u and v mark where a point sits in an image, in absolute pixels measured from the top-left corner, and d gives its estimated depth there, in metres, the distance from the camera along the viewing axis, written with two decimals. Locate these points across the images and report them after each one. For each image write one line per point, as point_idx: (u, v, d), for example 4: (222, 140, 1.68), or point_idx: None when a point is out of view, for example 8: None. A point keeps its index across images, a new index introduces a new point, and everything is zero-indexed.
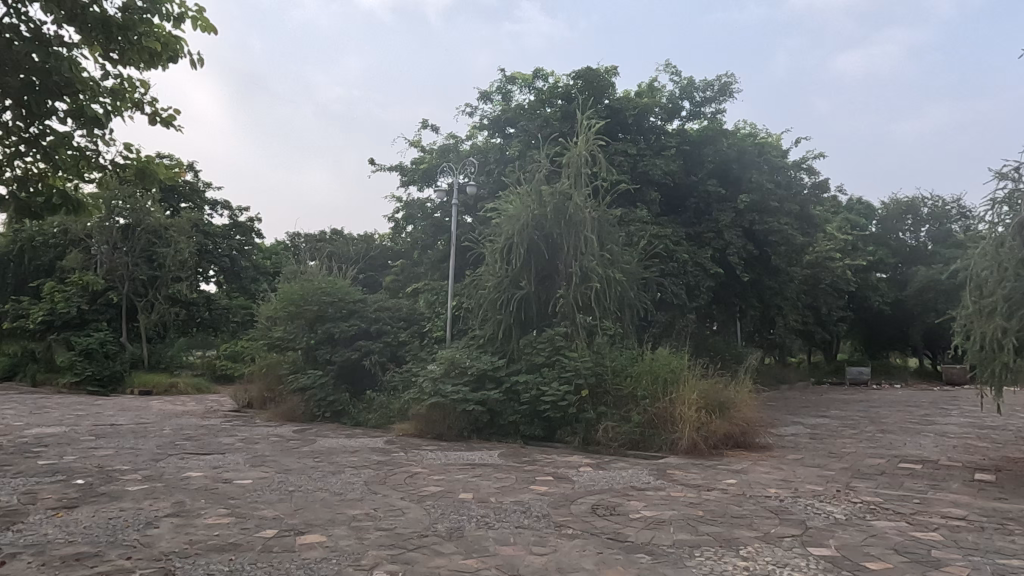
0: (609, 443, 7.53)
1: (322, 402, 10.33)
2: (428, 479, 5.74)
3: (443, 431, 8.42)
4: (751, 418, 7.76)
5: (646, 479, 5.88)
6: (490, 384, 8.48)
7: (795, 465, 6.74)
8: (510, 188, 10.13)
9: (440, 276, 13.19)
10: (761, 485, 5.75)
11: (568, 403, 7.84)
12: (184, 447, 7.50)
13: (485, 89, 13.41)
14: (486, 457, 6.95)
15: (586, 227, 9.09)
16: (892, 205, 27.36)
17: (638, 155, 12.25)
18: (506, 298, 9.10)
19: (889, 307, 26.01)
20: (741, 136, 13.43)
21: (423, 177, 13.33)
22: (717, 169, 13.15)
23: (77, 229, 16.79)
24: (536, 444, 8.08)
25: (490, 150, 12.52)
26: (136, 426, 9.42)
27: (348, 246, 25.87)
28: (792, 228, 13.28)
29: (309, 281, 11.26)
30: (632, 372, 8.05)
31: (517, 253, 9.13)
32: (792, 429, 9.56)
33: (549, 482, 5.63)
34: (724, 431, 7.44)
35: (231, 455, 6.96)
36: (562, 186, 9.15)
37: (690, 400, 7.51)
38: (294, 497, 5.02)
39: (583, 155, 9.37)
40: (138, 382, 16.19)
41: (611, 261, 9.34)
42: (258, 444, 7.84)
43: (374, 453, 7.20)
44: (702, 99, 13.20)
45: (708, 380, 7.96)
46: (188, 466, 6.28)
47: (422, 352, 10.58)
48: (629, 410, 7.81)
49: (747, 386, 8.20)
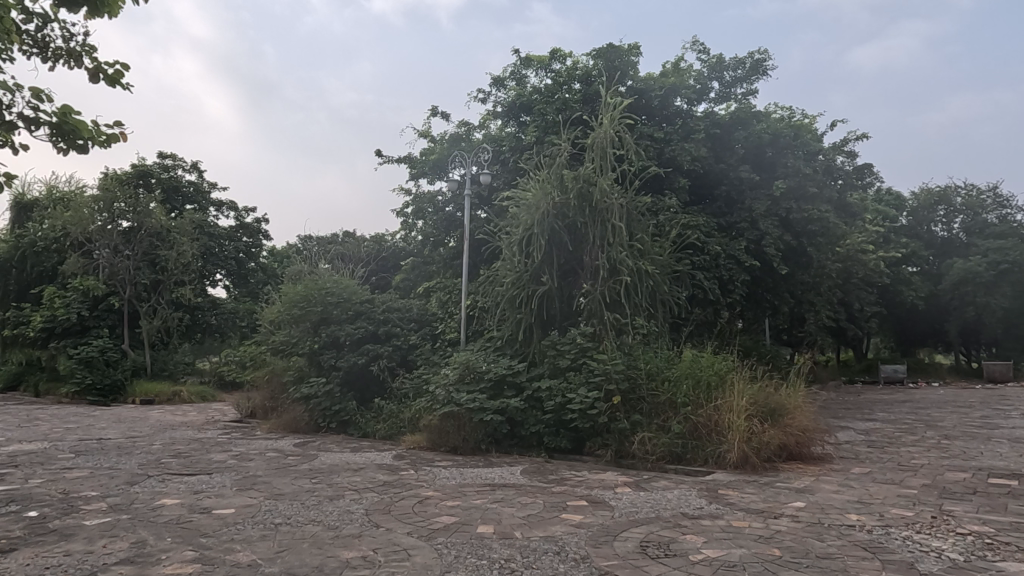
0: (645, 458, 6.64)
1: (327, 411, 9.52)
2: (441, 505, 4.86)
3: (459, 445, 7.53)
4: (808, 426, 6.82)
5: (698, 503, 4.97)
6: (509, 390, 7.62)
7: (865, 482, 5.79)
8: (528, 175, 9.26)
9: (453, 275, 12.37)
10: (837, 510, 4.82)
11: (597, 411, 6.96)
12: (168, 466, 6.69)
13: (498, 75, 12.59)
14: (507, 475, 6.08)
15: (613, 215, 8.22)
16: (923, 195, 26.32)
17: (666, 139, 11.41)
18: (525, 296, 8.24)
19: (923, 302, 24.82)
20: (775, 119, 12.52)
21: (434, 169, 12.49)
22: (750, 155, 12.23)
23: (77, 233, 15.89)
24: (563, 458, 7.19)
25: (505, 139, 11.69)
26: (125, 441, 8.64)
27: (359, 246, 25.23)
28: (831, 216, 12.31)
29: (312, 282, 10.46)
30: (670, 375, 7.14)
31: (537, 245, 8.25)
32: (846, 436, 8.58)
33: (583, 509, 4.73)
34: (778, 441, 6.52)
35: (218, 476, 6.14)
36: (586, 169, 8.28)
37: (739, 407, 6.59)
38: (279, 535, 4.18)
39: (609, 135, 8.49)
40: (139, 391, 15.44)
41: (641, 252, 8.43)
42: (252, 461, 7.01)
43: (379, 472, 6.34)
44: (733, 78, 12.27)
45: (756, 384, 7.04)
46: (166, 492, 5.45)
47: (434, 356, 9.75)
48: (667, 419, 6.91)
49: (800, 388, 7.25)
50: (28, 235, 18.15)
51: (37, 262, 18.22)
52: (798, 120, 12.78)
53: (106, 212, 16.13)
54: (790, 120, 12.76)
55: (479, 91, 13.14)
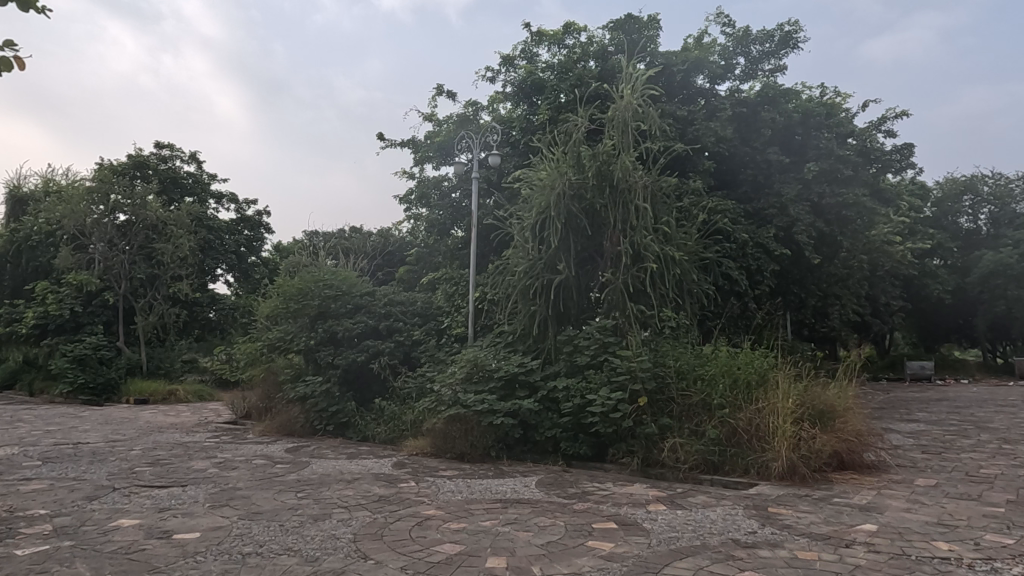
0: (676, 467, 5.88)
1: (324, 413, 8.78)
2: (443, 530, 4.08)
3: (466, 451, 6.74)
4: (862, 430, 6.01)
5: (749, 526, 4.18)
6: (521, 391, 6.87)
7: (938, 498, 4.96)
8: (541, 153, 8.47)
9: (460, 267, 11.65)
10: (920, 535, 4.00)
11: (621, 414, 6.17)
12: (140, 477, 5.95)
13: (508, 53, 11.83)
14: (520, 489, 5.31)
15: (636, 195, 7.42)
16: (948, 185, 25.35)
17: (688, 119, 10.66)
18: (540, 286, 7.48)
19: (949, 296, 23.85)
20: (804, 99, 11.72)
21: (439, 153, 11.75)
22: (778, 136, 11.44)
23: (71, 226, 15.29)
24: (582, 466, 6.42)
25: (515, 120, 10.91)
26: (103, 446, 7.93)
27: (364, 241, 24.56)
28: (867, 201, 11.44)
29: (308, 274, 9.68)
30: (704, 373, 6.33)
31: (553, 229, 7.47)
32: (895, 440, 7.72)
33: (612, 535, 3.96)
34: (831, 449, 5.73)
35: (192, 490, 5.39)
36: (606, 145, 7.50)
37: (784, 409, 5.79)
38: (244, 570, 3.42)
39: (632, 107, 7.67)
40: (133, 390, 14.77)
41: (667, 237, 7.62)
42: (235, 471, 6.26)
43: (375, 484, 5.57)
44: (760, 53, 11.45)
45: (801, 382, 6.24)
46: (126, 510, 4.71)
47: (440, 353, 8.99)
48: (701, 423, 6.12)
49: (851, 386, 6.42)
50: (23, 230, 17.53)
51: (32, 257, 17.59)
52: (829, 99, 11.94)
53: (103, 204, 15.55)
54: (821, 99, 11.92)
55: (487, 69, 12.36)
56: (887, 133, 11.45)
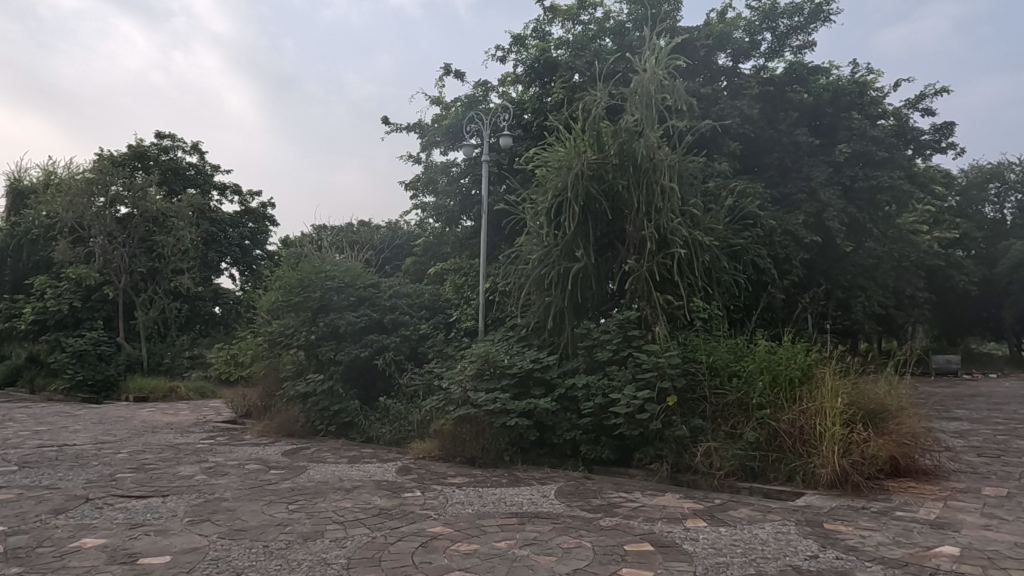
0: (710, 474, 5.31)
1: (325, 413, 8.22)
2: (452, 553, 3.51)
3: (477, 455, 6.14)
4: (918, 431, 5.38)
5: (808, 549, 3.57)
6: (537, 389, 6.29)
7: (1016, 512, 4.34)
8: (557, 133, 7.85)
9: (470, 257, 11.11)
10: (1016, 562, 3.37)
11: (648, 416, 5.57)
12: (119, 485, 5.41)
13: (519, 32, 11.24)
14: (538, 500, 4.73)
15: (662, 175, 6.81)
16: (974, 172, 24.54)
17: (712, 98, 10.05)
18: (556, 275, 6.89)
19: (976, 287, 22.98)
20: (834, 76, 11.04)
21: (447, 137, 11.16)
22: (806, 116, 10.79)
23: (69, 218, 14.81)
24: (604, 472, 5.85)
25: (527, 100, 10.31)
26: (89, 448, 7.41)
27: (372, 234, 24.08)
28: (902, 183, 10.74)
29: (309, 264, 9.12)
30: (740, 370, 5.72)
31: (570, 213, 6.87)
32: (946, 440, 7.07)
33: (649, 561, 3.38)
34: (886, 454, 5.11)
35: (173, 501, 4.84)
36: (628, 122, 6.88)
37: (833, 409, 5.17)
38: None
39: (657, 78, 7.03)
40: (133, 388, 14.29)
41: (694, 221, 7.00)
42: (225, 478, 5.71)
43: (377, 493, 5.00)
44: (788, 27, 10.78)
45: (849, 379, 5.62)
46: (92, 527, 4.16)
47: (448, 348, 8.41)
48: (738, 425, 5.53)
49: (903, 383, 5.78)
50: (23, 223, 17.09)
51: (33, 252, 17.16)
52: (861, 76, 11.24)
53: (104, 196, 15.11)
54: (853, 77, 11.20)
55: (497, 49, 11.74)
56: (925, 111, 10.74)
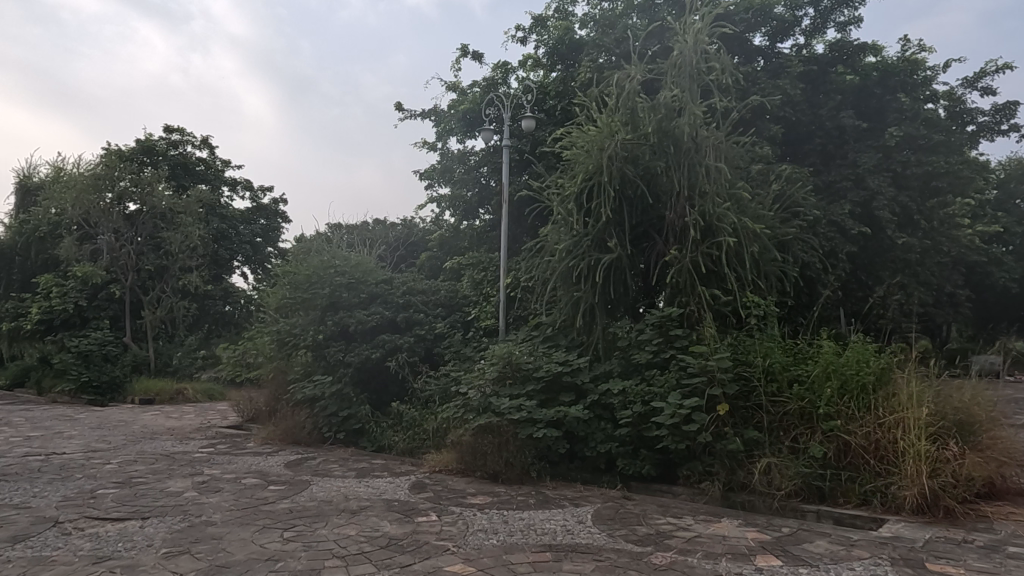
0: (772, 495, 4.59)
1: (333, 419, 7.56)
2: None
3: (499, 471, 5.41)
4: (1014, 445, 4.62)
5: None
6: (566, 395, 5.59)
7: None
8: (584, 112, 7.14)
9: (488, 251, 10.47)
10: None
11: (697, 428, 4.85)
12: (97, 504, 4.78)
13: (540, 12, 10.59)
14: (575, 528, 4.02)
15: (705, 156, 6.12)
16: (1013, 165, 23.50)
17: (751, 78, 9.32)
18: (586, 267, 6.18)
19: (1017, 285, 21.89)
20: (881, 55, 10.25)
21: (463, 124, 10.53)
22: (851, 98, 10.02)
23: (75, 214, 14.29)
24: (644, 490, 5.16)
25: (549, 83, 9.63)
26: (78, 458, 6.80)
27: (387, 232, 23.56)
28: (956, 170, 9.91)
29: (318, 259, 8.46)
30: (803, 375, 4.98)
31: (603, 197, 6.15)
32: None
33: None
34: (982, 474, 4.36)
35: (151, 527, 4.19)
36: (668, 97, 6.16)
37: (917, 420, 4.43)
38: None
39: (700, 47, 6.30)
40: (139, 389, 13.78)
41: (740, 206, 6.26)
42: (218, 495, 5.07)
43: (387, 518, 4.32)
44: (833, 3, 10.01)
45: (931, 383, 4.86)
46: (49, 562, 3.50)
47: (466, 349, 7.75)
48: (800, 437, 4.81)
49: (991, 389, 5.01)
50: (30, 221, 16.63)
51: (41, 250, 16.73)
52: (911, 54, 10.42)
53: (111, 192, 14.57)
54: (902, 55, 10.39)
55: (517, 30, 11.07)
56: (985, 90, 9.83)
